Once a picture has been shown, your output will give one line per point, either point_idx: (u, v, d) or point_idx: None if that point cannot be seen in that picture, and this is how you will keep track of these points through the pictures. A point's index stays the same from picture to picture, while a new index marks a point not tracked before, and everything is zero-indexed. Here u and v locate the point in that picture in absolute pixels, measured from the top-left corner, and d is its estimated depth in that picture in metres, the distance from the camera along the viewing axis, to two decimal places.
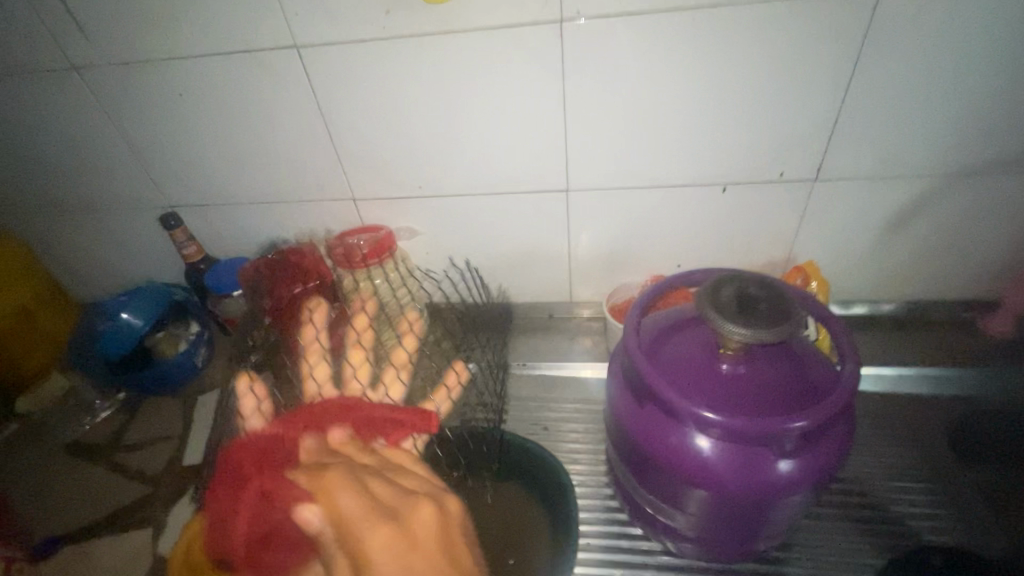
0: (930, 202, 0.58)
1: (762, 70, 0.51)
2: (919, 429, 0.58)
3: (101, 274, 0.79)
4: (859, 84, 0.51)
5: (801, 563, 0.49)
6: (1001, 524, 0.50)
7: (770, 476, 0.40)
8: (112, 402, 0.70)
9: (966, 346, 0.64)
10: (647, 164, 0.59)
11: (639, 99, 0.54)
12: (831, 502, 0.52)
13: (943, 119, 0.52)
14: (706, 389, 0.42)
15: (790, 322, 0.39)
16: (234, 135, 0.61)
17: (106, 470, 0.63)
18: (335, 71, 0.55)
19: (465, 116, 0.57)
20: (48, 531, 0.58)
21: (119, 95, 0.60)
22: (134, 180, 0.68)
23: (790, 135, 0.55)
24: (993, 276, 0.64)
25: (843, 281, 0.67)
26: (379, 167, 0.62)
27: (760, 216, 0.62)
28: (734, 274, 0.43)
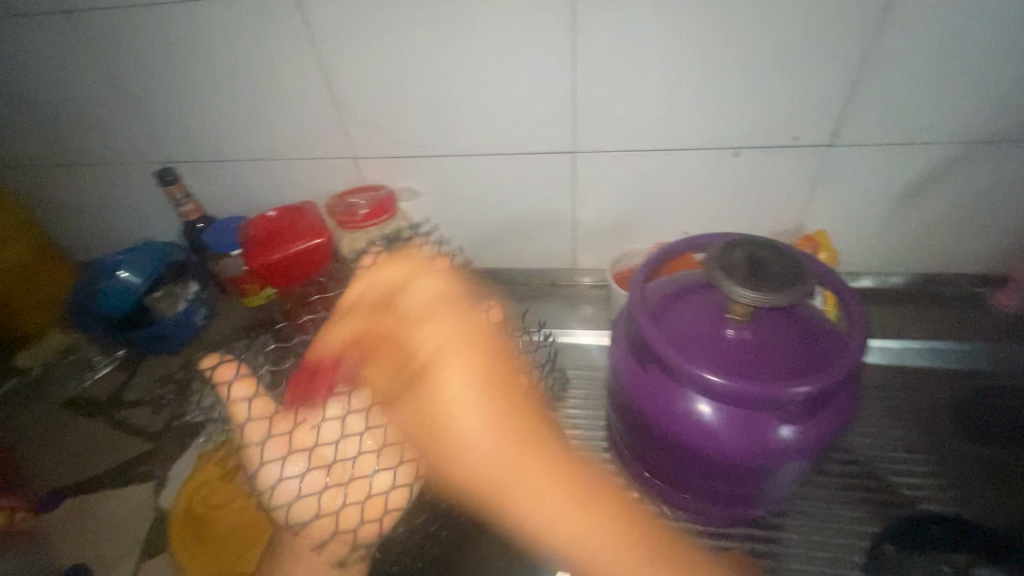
0: (947, 171, 0.57)
1: (781, 29, 0.48)
2: (921, 401, 0.58)
3: (98, 231, 0.78)
4: (884, 44, 0.48)
5: (797, 529, 0.49)
6: (999, 495, 0.50)
7: (772, 441, 0.40)
8: (111, 358, 0.69)
9: (971, 321, 0.64)
10: (658, 127, 0.57)
11: (653, 56, 0.52)
12: (831, 471, 0.53)
13: (969, 82, 0.50)
14: (711, 353, 0.41)
15: (801, 287, 0.38)
16: (231, 88, 0.59)
17: (107, 426, 0.63)
18: (335, 18, 0.52)
19: (470, 71, 0.55)
20: (52, 484, 0.58)
21: (111, 42, 0.57)
22: (129, 134, 0.66)
23: (809, 97, 0.53)
24: (1004, 250, 0.63)
25: (851, 252, 0.66)
26: (381, 125, 0.60)
27: (771, 183, 0.60)
28: (744, 238, 0.42)
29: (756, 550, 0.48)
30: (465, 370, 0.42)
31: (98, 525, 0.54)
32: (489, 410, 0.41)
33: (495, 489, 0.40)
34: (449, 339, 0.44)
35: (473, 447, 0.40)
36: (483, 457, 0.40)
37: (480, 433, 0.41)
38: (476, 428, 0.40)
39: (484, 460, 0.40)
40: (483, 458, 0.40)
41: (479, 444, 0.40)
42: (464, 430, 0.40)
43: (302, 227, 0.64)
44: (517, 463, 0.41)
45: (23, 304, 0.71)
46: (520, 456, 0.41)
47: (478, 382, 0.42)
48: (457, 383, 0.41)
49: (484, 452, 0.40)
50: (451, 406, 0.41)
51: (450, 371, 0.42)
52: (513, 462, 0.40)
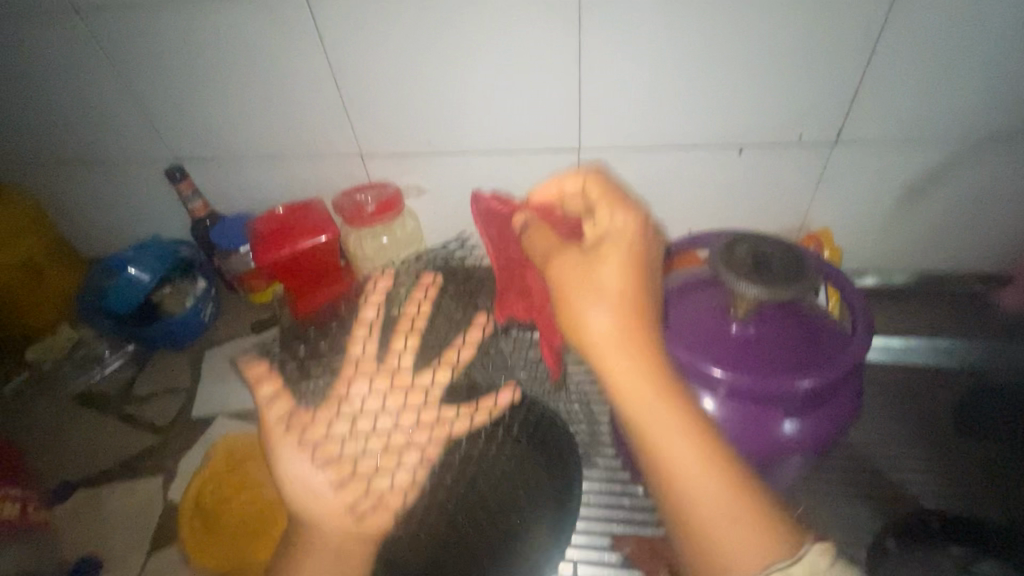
0: (950, 170, 0.57)
1: (784, 29, 0.49)
2: (923, 399, 0.58)
3: (107, 228, 0.78)
4: (887, 43, 0.49)
5: (798, 524, 0.49)
6: (1000, 492, 0.50)
7: (774, 434, 0.40)
8: (120, 353, 0.70)
9: (974, 320, 0.64)
10: (662, 126, 0.57)
11: (658, 56, 0.52)
12: (833, 467, 0.53)
13: (971, 81, 0.50)
14: (715, 349, 0.41)
15: (804, 283, 0.38)
16: (239, 86, 0.60)
17: (116, 420, 0.63)
18: (344, 18, 0.53)
19: (476, 70, 0.55)
20: (62, 477, 0.59)
21: (122, 42, 0.58)
22: (139, 132, 0.67)
23: (812, 96, 0.53)
24: (1007, 249, 0.63)
25: (854, 250, 0.66)
26: (387, 123, 0.61)
27: (775, 181, 0.60)
28: (748, 235, 0.42)
29: None
30: (568, 258, 0.36)
31: (108, 517, 0.54)
32: (627, 307, 0.32)
33: (624, 390, 0.31)
34: (622, 277, 0.33)
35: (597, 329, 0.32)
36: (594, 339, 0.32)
37: (602, 323, 0.32)
38: (625, 356, 0.31)
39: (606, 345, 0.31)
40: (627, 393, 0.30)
41: (599, 321, 0.32)
42: (588, 320, 0.32)
43: (308, 223, 0.64)
44: (667, 411, 0.30)
45: (33, 300, 0.72)
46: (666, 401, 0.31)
47: (623, 280, 0.33)
48: (611, 277, 0.33)
49: (663, 419, 0.30)
50: (580, 288, 0.33)
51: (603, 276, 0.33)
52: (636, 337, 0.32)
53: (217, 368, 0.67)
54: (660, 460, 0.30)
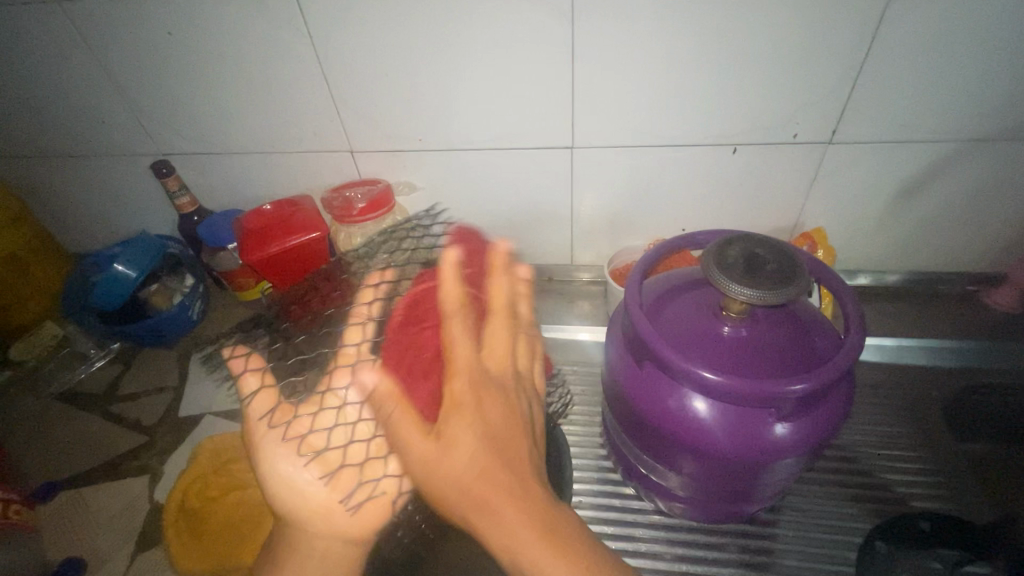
0: (945, 170, 0.57)
1: (781, 27, 0.48)
2: (916, 399, 0.58)
3: (94, 223, 0.77)
4: (886, 40, 0.48)
5: (789, 525, 0.49)
6: (991, 494, 0.50)
7: (766, 438, 0.40)
8: (108, 352, 0.70)
9: (966, 320, 0.64)
10: (657, 123, 0.56)
11: (652, 53, 0.51)
12: (824, 468, 0.53)
13: (969, 81, 0.50)
14: (707, 350, 0.41)
15: (797, 285, 0.38)
16: (226, 79, 0.59)
17: (102, 419, 0.62)
18: (331, 11, 0.52)
19: (469, 66, 0.54)
20: (46, 477, 0.58)
21: (105, 33, 0.57)
22: (125, 126, 0.65)
23: (808, 92, 0.52)
24: (1000, 249, 0.63)
25: (848, 249, 0.66)
26: (378, 118, 0.60)
27: (769, 180, 0.60)
28: (742, 235, 0.42)
29: (748, 544, 0.49)
30: (510, 328, 0.39)
31: (93, 517, 0.53)
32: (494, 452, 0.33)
33: (465, 488, 0.32)
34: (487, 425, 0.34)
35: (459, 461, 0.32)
36: (446, 482, 0.32)
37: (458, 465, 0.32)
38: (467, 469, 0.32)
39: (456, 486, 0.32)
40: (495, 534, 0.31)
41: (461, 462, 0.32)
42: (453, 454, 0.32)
43: (297, 220, 0.63)
44: (512, 507, 0.32)
45: (18, 296, 0.70)
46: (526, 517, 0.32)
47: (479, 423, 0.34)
48: (464, 437, 0.33)
49: (507, 522, 0.31)
50: (423, 463, 0.32)
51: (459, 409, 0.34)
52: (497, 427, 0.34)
53: (205, 366, 0.66)
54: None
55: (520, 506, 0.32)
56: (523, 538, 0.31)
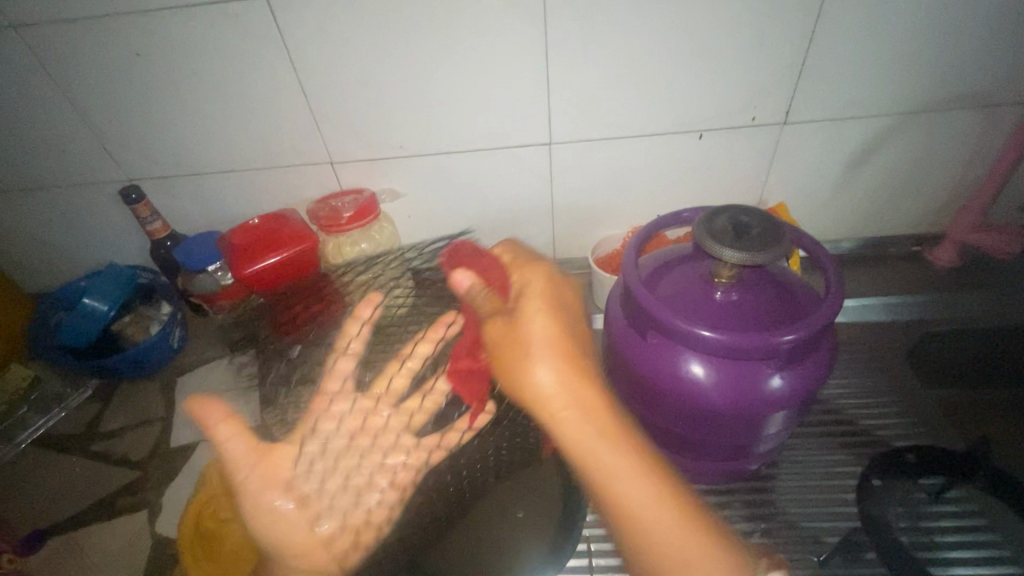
0: (885, 142, 0.63)
1: (734, 19, 0.53)
2: (883, 351, 0.63)
3: (55, 260, 0.73)
4: (826, 26, 0.53)
5: (789, 477, 0.53)
6: (959, 428, 0.56)
7: (766, 389, 0.43)
8: (83, 390, 0.66)
9: (917, 276, 0.70)
10: (628, 114, 0.60)
11: (619, 50, 0.55)
12: (812, 421, 0.57)
13: (899, 56, 0.56)
14: (704, 314, 0.44)
15: (781, 245, 0.41)
16: (200, 97, 0.58)
17: (86, 459, 0.59)
18: (306, 21, 0.52)
19: (447, 70, 0.56)
20: (31, 525, 0.54)
21: (66, 57, 0.55)
22: (88, 154, 0.63)
23: (763, 79, 0.57)
24: (938, 211, 0.70)
25: (807, 221, 0.72)
26: (357, 128, 0.61)
27: (734, 162, 0.65)
28: (725, 206, 0.45)
29: (752, 499, 0.52)
30: (546, 273, 0.49)
31: (91, 559, 0.51)
32: (564, 366, 0.45)
33: (572, 430, 0.43)
34: (547, 341, 0.45)
35: (542, 382, 0.44)
36: (538, 394, 0.44)
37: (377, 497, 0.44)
38: (562, 410, 0.43)
39: (551, 393, 0.44)
40: (614, 491, 0.40)
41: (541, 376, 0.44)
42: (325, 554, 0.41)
43: (285, 232, 0.63)
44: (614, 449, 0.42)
45: None
46: (604, 437, 0.42)
47: (558, 314, 0.46)
48: (533, 334, 0.45)
49: (603, 458, 0.41)
50: (511, 349, 0.45)
51: (532, 316, 0.46)
52: (563, 351, 0.45)
53: (193, 394, 0.64)
54: (637, 528, 0.39)
55: (591, 415, 0.43)
56: (621, 457, 0.41)
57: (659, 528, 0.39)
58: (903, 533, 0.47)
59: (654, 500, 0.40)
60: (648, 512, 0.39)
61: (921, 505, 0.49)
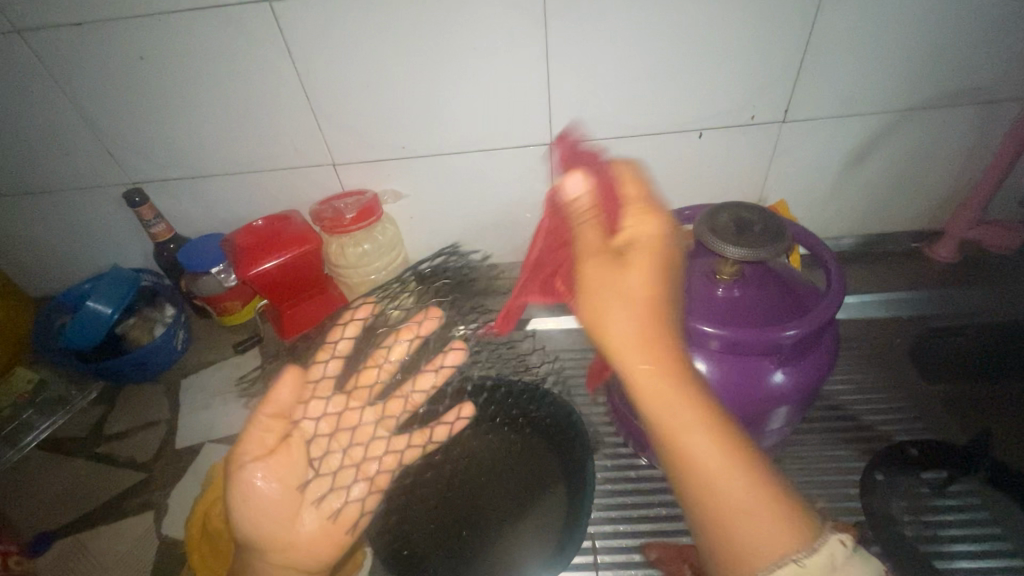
0: (884, 139, 0.63)
1: (733, 19, 0.53)
2: (884, 347, 0.63)
3: (59, 263, 0.74)
4: (824, 26, 0.54)
5: (792, 472, 0.53)
6: (961, 422, 0.56)
7: (768, 384, 0.43)
8: (87, 393, 0.67)
9: (917, 272, 0.70)
10: (628, 114, 0.60)
11: (619, 51, 0.55)
12: (815, 417, 0.57)
13: (896, 53, 0.56)
14: (707, 310, 0.44)
15: (782, 241, 0.42)
16: (204, 100, 0.58)
17: (92, 462, 0.60)
18: (308, 24, 0.53)
19: (449, 71, 0.56)
20: (38, 527, 0.55)
21: (70, 62, 0.55)
22: (92, 157, 0.63)
23: (762, 78, 0.58)
24: (937, 207, 0.70)
25: (807, 218, 0.72)
26: (359, 129, 0.61)
27: (734, 160, 0.65)
28: (726, 203, 0.46)
29: None
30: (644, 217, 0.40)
31: (99, 560, 0.51)
32: (651, 320, 0.36)
33: (650, 393, 0.34)
34: (641, 292, 0.37)
35: (620, 330, 0.36)
36: (618, 342, 0.36)
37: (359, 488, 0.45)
38: (644, 363, 0.34)
39: (633, 343, 0.35)
40: (694, 466, 0.33)
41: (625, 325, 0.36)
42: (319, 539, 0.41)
43: (288, 234, 0.63)
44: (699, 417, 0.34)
45: None
46: (692, 404, 0.34)
47: (655, 265, 0.38)
48: (631, 282, 0.37)
49: (688, 423, 0.33)
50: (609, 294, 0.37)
51: (637, 267, 0.37)
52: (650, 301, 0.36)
53: (198, 395, 0.64)
54: (717, 517, 0.32)
55: (678, 379, 0.34)
56: (708, 433, 0.33)
57: (747, 521, 0.31)
58: (907, 527, 0.47)
59: (748, 491, 0.32)
60: (736, 502, 0.31)
61: (925, 499, 0.49)
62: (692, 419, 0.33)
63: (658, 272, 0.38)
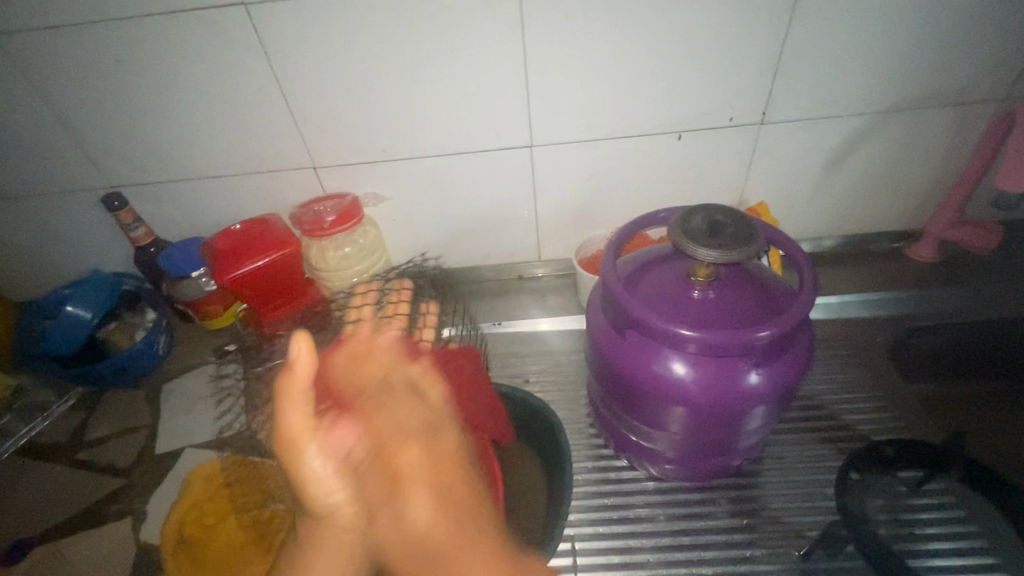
0: (862, 140, 0.64)
1: (709, 22, 0.54)
2: (863, 347, 0.64)
3: (39, 268, 0.73)
4: (799, 29, 0.54)
5: (771, 472, 0.54)
6: (937, 421, 0.56)
7: (743, 385, 0.43)
8: (67, 398, 0.66)
9: (897, 273, 0.71)
10: (608, 116, 0.61)
11: (597, 54, 0.55)
12: (794, 417, 0.58)
13: (872, 56, 0.57)
14: (681, 312, 0.45)
15: (754, 244, 0.42)
16: (181, 103, 0.58)
17: (70, 468, 0.59)
18: (285, 27, 0.53)
19: (427, 75, 0.56)
20: (16, 535, 0.54)
21: (45, 65, 0.55)
22: (70, 161, 0.63)
23: (740, 81, 0.58)
24: (916, 207, 0.71)
25: (788, 219, 0.72)
26: (339, 132, 0.61)
27: (713, 162, 0.65)
28: (701, 205, 0.46)
29: (735, 495, 0.52)
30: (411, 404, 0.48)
31: (76, 568, 0.51)
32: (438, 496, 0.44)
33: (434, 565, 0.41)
34: (425, 465, 0.45)
35: (421, 521, 0.43)
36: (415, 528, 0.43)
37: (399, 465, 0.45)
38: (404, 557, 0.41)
39: (413, 534, 0.42)
40: None
41: (413, 505, 0.43)
42: (410, 512, 0.43)
43: (268, 238, 0.63)
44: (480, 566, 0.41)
45: None
46: (450, 535, 0.42)
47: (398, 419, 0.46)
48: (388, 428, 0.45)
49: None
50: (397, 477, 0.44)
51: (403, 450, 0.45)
52: (378, 461, 0.43)
53: (179, 400, 0.64)
54: None
55: (449, 520, 0.43)
56: (496, 571, 0.41)
57: None
58: (882, 526, 0.48)
59: None
60: None
61: (901, 499, 0.50)
62: (457, 557, 0.41)
63: (432, 464, 0.45)
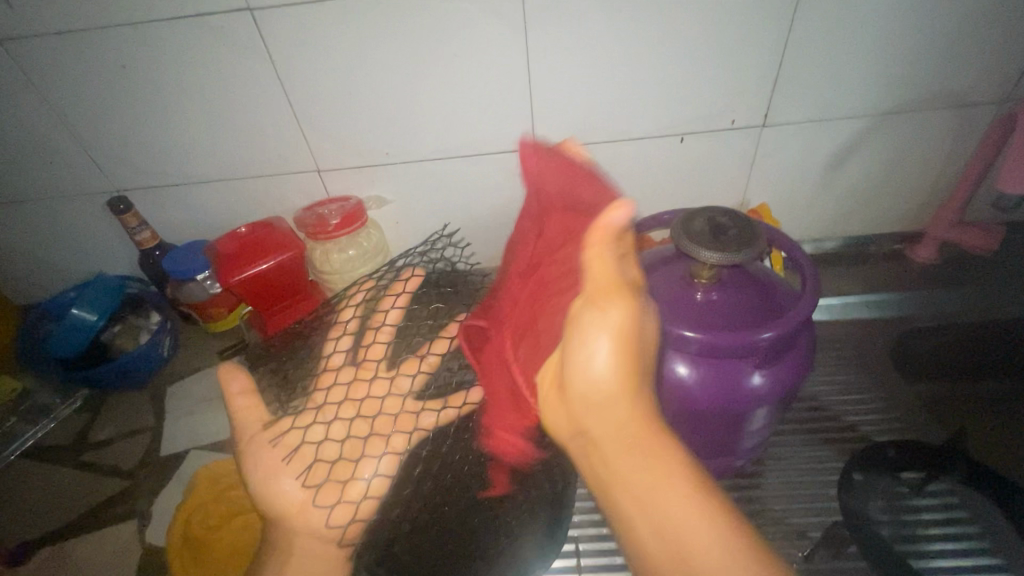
0: (863, 142, 0.64)
1: (710, 26, 0.54)
2: (864, 348, 0.64)
3: (43, 271, 0.74)
4: (799, 32, 0.55)
5: (774, 474, 0.54)
6: (938, 422, 0.57)
7: (746, 386, 0.44)
8: (71, 401, 0.66)
9: (898, 274, 0.71)
10: (611, 118, 0.61)
11: (599, 57, 0.56)
12: (796, 418, 0.58)
13: (872, 59, 0.57)
14: (684, 314, 0.45)
15: (757, 245, 0.42)
16: (186, 107, 0.59)
17: (75, 470, 0.59)
18: (290, 31, 0.53)
19: (431, 79, 0.57)
20: (21, 537, 0.54)
21: (52, 70, 0.55)
22: (75, 165, 0.63)
23: (741, 84, 0.58)
24: (918, 208, 0.71)
25: (790, 221, 0.73)
26: (343, 136, 0.61)
27: (715, 164, 0.66)
28: (704, 208, 0.46)
29: (738, 496, 0.53)
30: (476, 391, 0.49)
31: (81, 570, 0.51)
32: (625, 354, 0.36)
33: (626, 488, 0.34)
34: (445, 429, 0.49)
35: (597, 368, 0.35)
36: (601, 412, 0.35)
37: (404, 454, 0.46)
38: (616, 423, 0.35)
39: (598, 399, 0.35)
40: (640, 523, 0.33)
41: (592, 372, 0.36)
42: (594, 360, 0.36)
43: (273, 240, 0.63)
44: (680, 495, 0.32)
45: None
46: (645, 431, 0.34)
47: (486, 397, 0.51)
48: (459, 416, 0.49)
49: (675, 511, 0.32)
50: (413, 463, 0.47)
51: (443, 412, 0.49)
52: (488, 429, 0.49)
53: (183, 402, 0.64)
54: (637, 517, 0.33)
55: (638, 415, 0.35)
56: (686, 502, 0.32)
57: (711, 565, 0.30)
58: (885, 526, 0.48)
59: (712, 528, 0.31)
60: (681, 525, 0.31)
61: (903, 499, 0.50)
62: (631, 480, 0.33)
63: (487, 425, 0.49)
